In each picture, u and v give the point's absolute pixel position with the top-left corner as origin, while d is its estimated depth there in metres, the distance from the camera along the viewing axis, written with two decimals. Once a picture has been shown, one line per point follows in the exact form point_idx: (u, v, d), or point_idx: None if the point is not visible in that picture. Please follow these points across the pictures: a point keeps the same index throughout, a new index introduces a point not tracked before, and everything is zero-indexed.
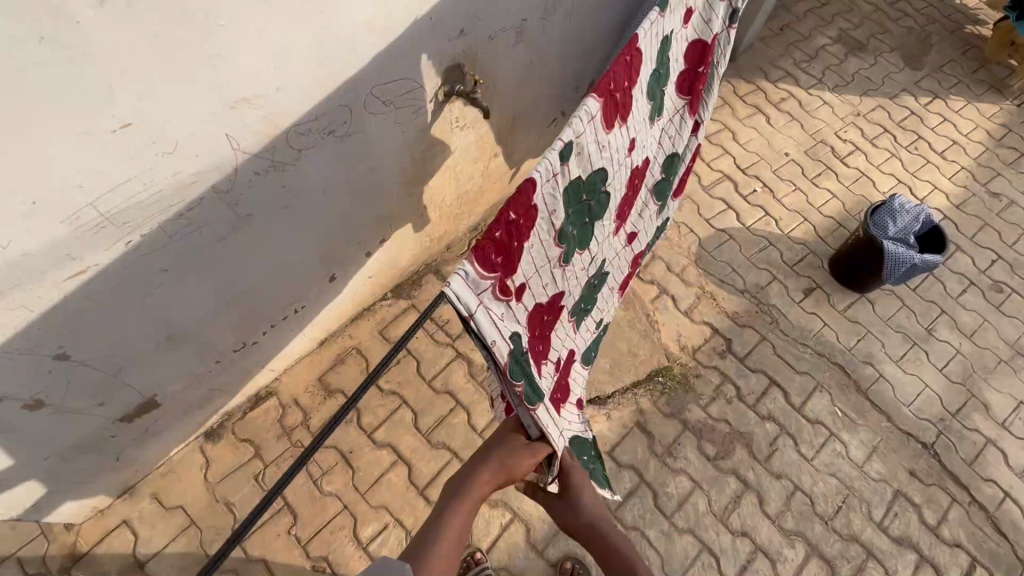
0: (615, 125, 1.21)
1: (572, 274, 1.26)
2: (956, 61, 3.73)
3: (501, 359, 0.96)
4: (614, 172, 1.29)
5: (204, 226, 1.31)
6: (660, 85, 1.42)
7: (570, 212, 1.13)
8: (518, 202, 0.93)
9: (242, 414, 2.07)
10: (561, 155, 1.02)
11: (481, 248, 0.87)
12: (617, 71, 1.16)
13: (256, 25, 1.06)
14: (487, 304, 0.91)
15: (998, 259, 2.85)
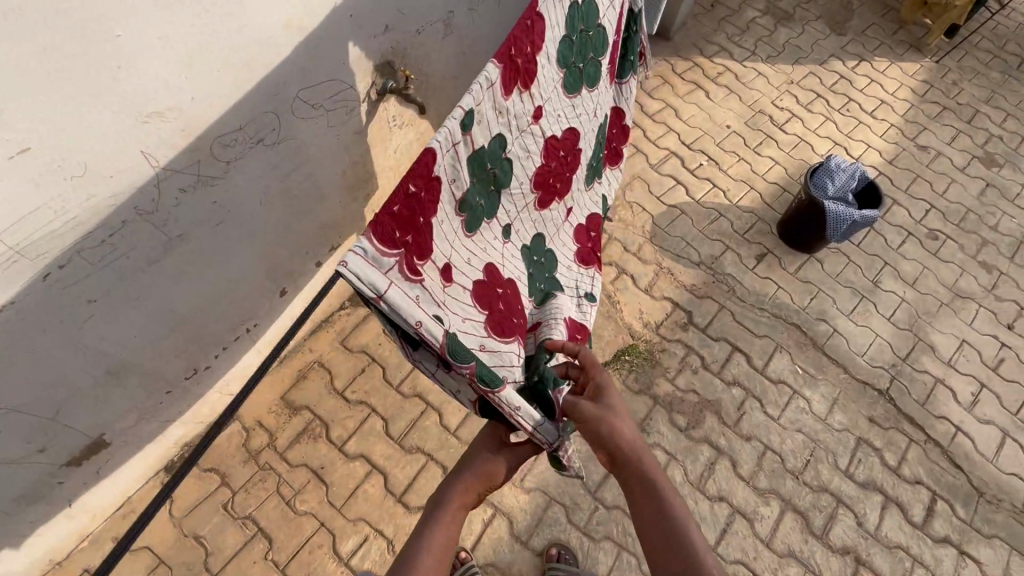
0: (517, 91, 1.16)
1: (487, 244, 1.22)
2: (877, 24, 3.90)
3: (435, 345, 0.94)
4: (522, 140, 1.25)
5: (131, 250, 1.24)
6: (575, 51, 1.37)
7: (474, 180, 1.12)
8: (418, 176, 0.91)
9: (203, 443, 1.99)
10: (461, 124, 1.00)
11: (380, 225, 0.86)
12: (520, 35, 1.12)
13: (158, 32, 1.01)
14: (397, 283, 0.89)
15: (932, 208, 3.00)
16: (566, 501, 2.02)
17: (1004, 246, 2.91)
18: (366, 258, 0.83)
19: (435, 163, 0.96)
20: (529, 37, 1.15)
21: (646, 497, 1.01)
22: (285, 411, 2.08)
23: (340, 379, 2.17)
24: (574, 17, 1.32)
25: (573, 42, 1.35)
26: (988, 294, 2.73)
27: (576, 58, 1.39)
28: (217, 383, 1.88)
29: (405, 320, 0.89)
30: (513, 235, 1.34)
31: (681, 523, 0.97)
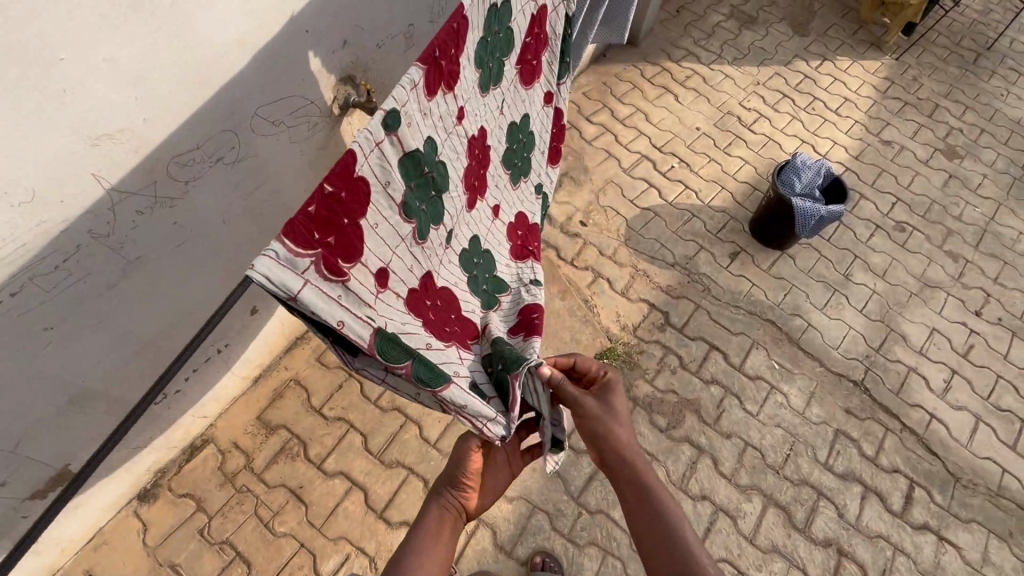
0: (444, 94, 1.12)
1: (433, 250, 1.21)
2: (837, 24, 4.00)
3: (362, 345, 0.93)
4: (452, 142, 1.21)
5: (88, 275, 1.21)
6: (493, 51, 1.34)
7: (410, 185, 1.07)
8: (341, 176, 0.88)
9: (177, 468, 1.95)
10: (385, 126, 0.95)
11: (297, 227, 0.81)
12: (446, 37, 1.08)
13: (104, 54, 1.00)
14: (316, 284, 0.85)
15: (898, 201, 3.07)
16: (549, 508, 2.01)
17: (968, 235, 2.99)
18: (277, 259, 0.79)
19: (360, 164, 0.91)
20: (455, 38, 1.11)
21: (641, 502, 1.20)
22: (262, 431, 2.05)
23: (316, 396, 2.14)
24: (493, 17, 1.28)
25: (490, 43, 1.30)
26: (955, 282, 2.80)
27: (492, 60, 1.35)
28: (189, 405, 1.85)
29: (325, 320, 0.86)
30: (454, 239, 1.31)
31: (677, 526, 1.15)
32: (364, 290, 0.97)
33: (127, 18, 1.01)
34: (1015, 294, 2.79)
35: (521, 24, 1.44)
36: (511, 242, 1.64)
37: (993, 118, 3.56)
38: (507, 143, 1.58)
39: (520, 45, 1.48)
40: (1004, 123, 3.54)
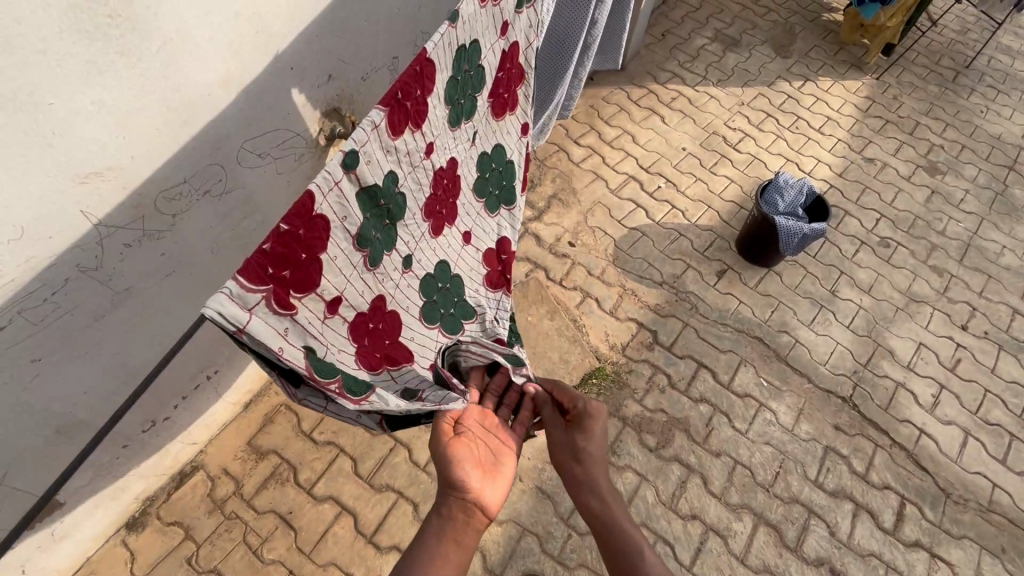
0: (408, 131, 1.18)
1: (386, 275, 1.24)
2: (819, 46, 4.11)
3: (301, 368, 0.96)
4: (416, 175, 1.27)
5: (75, 307, 1.24)
6: (464, 88, 1.40)
7: (367, 216, 1.13)
8: (298, 215, 0.93)
9: (166, 495, 1.95)
10: (343, 166, 1.01)
11: (250, 264, 0.86)
12: (407, 80, 1.13)
13: (92, 98, 1.05)
14: (265, 317, 0.89)
15: (882, 217, 3.12)
16: (539, 531, 2.01)
17: (953, 249, 3.03)
18: (230, 295, 0.83)
19: (317, 203, 0.97)
20: (419, 79, 1.16)
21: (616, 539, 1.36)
22: (252, 456, 2.06)
23: (306, 420, 2.15)
24: (462, 57, 1.34)
25: (460, 82, 1.36)
26: (941, 297, 2.83)
27: (464, 96, 1.41)
28: (179, 432, 1.86)
29: (269, 349, 0.90)
30: (413, 263, 1.34)
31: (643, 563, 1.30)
32: (309, 322, 1.01)
33: (114, 64, 1.06)
34: (1001, 307, 2.82)
35: (491, 61, 1.51)
36: (484, 267, 1.68)
37: (974, 135, 3.63)
38: (479, 173, 1.64)
39: (490, 82, 1.55)
40: (985, 139, 3.62)
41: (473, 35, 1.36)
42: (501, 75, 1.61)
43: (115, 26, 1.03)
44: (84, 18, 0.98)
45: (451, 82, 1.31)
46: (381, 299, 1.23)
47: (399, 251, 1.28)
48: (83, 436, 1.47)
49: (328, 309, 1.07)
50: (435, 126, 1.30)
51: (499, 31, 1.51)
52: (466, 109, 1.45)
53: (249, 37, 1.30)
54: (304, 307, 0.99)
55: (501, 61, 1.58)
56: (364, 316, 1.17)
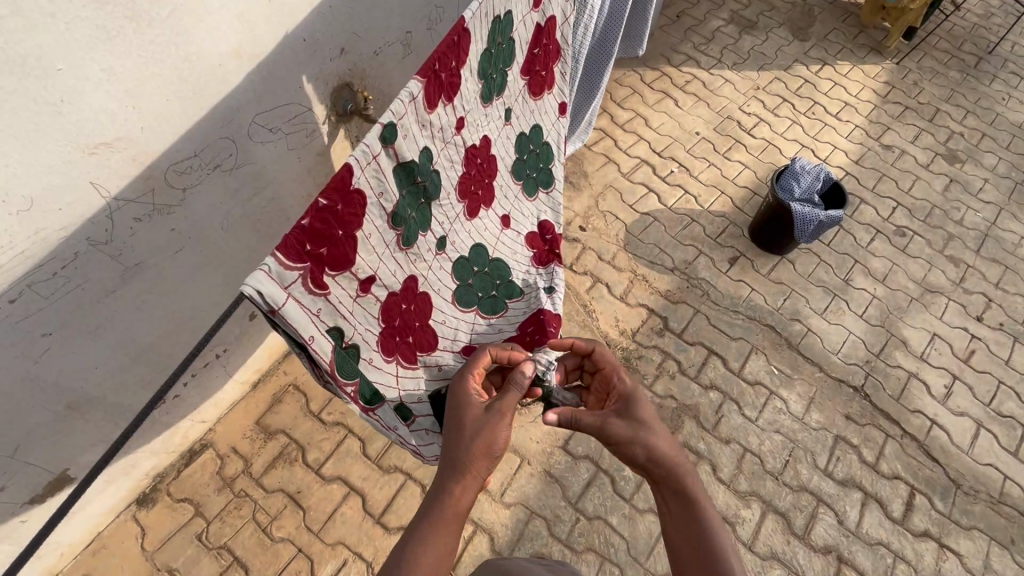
0: (442, 104, 1.23)
1: (419, 257, 1.31)
2: (838, 29, 4.00)
3: (323, 362, 1.05)
4: (448, 151, 1.32)
5: (85, 281, 1.22)
6: (497, 61, 1.41)
7: (403, 193, 1.19)
8: (336, 189, 0.99)
9: (175, 473, 1.96)
10: (382, 138, 1.06)
11: (289, 241, 0.93)
12: (445, 50, 1.17)
13: (100, 65, 1.01)
14: (299, 296, 0.97)
15: (898, 206, 3.06)
16: (547, 514, 2.01)
17: (970, 239, 2.97)
18: (269, 273, 0.90)
19: (356, 177, 1.03)
20: (455, 50, 1.19)
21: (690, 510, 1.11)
22: (260, 435, 2.06)
23: (315, 401, 2.15)
24: (496, 30, 1.35)
25: (493, 54, 1.37)
26: (956, 287, 2.78)
27: (496, 70, 1.42)
28: (189, 410, 1.86)
29: (298, 334, 0.98)
30: (446, 246, 1.41)
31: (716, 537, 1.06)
32: (339, 304, 1.08)
33: (123, 29, 1.02)
34: (1017, 299, 2.78)
35: (523, 35, 1.51)
36: (532, 248, 1.73)
37: (994, 123, 3.55)
38: (517, 154, 1.67)
39: (523, 56, 1.54)
40: (1006, 128, 3.53)
41: (507, 6, 1.36)
42: (534, 50, 1.60)
43: None
44: None
45: (483, 54, 1.33)
46: (413, 280, 1.30)
47: (433, 232, 1.35)
48: (92, 412, 1.46)
49: (363, 289, 1.15)
50: (466, 102, 1.33)
51: (533, 5, 1.50)
52: (497, 85, 1.46)
53: (260, 5, 1.25)
54: (335, 288, 1.06)
55: (534, 36, 1.57)
56: (398, 296, 1.25)
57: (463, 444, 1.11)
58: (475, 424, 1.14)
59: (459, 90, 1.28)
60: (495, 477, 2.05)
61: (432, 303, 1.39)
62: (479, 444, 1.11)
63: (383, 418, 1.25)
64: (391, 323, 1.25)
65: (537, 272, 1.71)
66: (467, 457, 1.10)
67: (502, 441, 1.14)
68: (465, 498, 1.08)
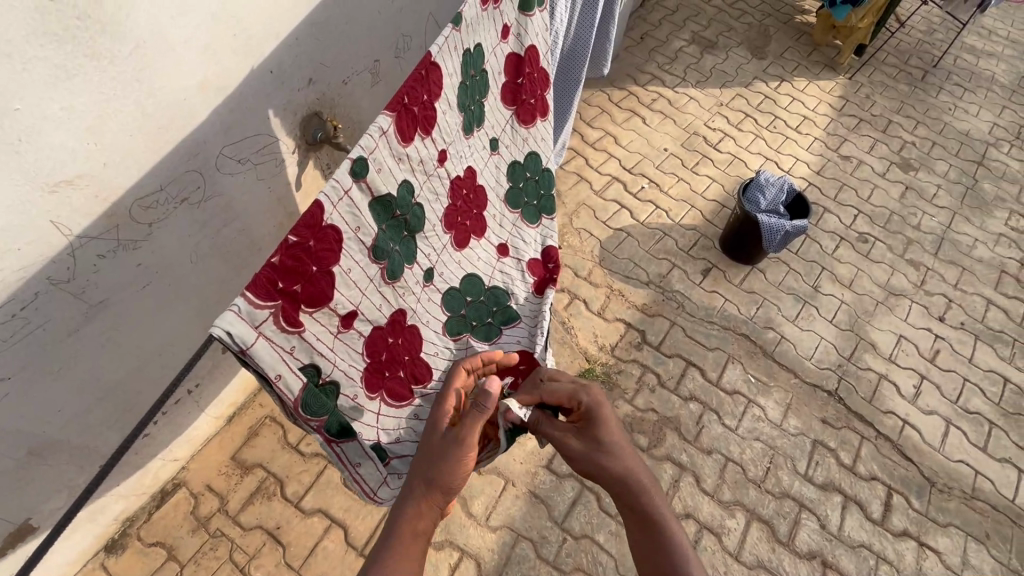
0: (418, 137, 1.24)
1: (407, 290, 1.34)
2: (793, 47, 4.19)
3: (289, 398, 1.03)
4: (430, 183, 1.35)
5: (47, 322, 1.18)
6: (473, 93, 1.44)
7: (383, 227, 1.20)
8: (307, 226, 0.99)
9: (146, 516, 1.88)
10: (352, 173, 1.06)
11: (259, 280, 0.93)
12: (414, 85, 1.18)
13: (59, 103, 1.00)
14: (270, 335, 0.97)
15: (860, 213, 3.18)
16: (533, 536, 1.99)
17: (928, 243, 3.10)
18: (238, 313, 0.90)
19: (328, 214, 1.03)
20: (425, 84, 1.21)
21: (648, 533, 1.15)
22: (236, 471, 2.00)
23: (293, 432, 2.10)
24: (468, 62, 1.37)
25: (469, 87, 1.41)
26: (918, 289, 2.89)
27: (474, 102, 1.46)
28: (159, 448, 1.80)
29: (266, 372, 0.97)
30: (435, 277, 1.44)
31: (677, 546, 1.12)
32: (313, 342, 1.08)
33: (84, 67, 1.02)
34: (975, 298, 2.90)
35: (497, 66, 1.54)
36: (532, 274, 1.75)
37: (944, 131, 3.74)
38: (510, 183, 1.72)
39: (498, 87, 1.58)
40: (954, 136, 3.72)
41: (478, 38, 1.39)
42: (507, 79, 1.61)
43: (83, 28, 0.99)
44: (52, 19, 0.94)
45: (457, 86, 1.35)
46: (401, 313, 1.33)
47: (418, 263, 1.37)
48: (57, 457, 1.40)
49: (346, 325, 1.17)
50: (443, 135, 1.35)
51: (504, 36, 1.53)
52: (475, 115, 1.48)
53: (226, 41, 1.26)
54: (308, 326, 1.06)
55: (510, 66, 1.60)
56: (386, 330, 1.29)
57: (421, 473, 1.13)
58: (436, 453, 1.14)
59: (432, 123, 1.29)
60: (479, 501, 2.03)
61: (420, 335, 1.42)
62: (437, 474, 1.12)
63: (346, 453, 1.23)
64: (380, 356, 1.28)
65: (533, 299, 1.72)
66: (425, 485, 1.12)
67: (461, 470, 1.15)
68: (424, 522, 1.12)
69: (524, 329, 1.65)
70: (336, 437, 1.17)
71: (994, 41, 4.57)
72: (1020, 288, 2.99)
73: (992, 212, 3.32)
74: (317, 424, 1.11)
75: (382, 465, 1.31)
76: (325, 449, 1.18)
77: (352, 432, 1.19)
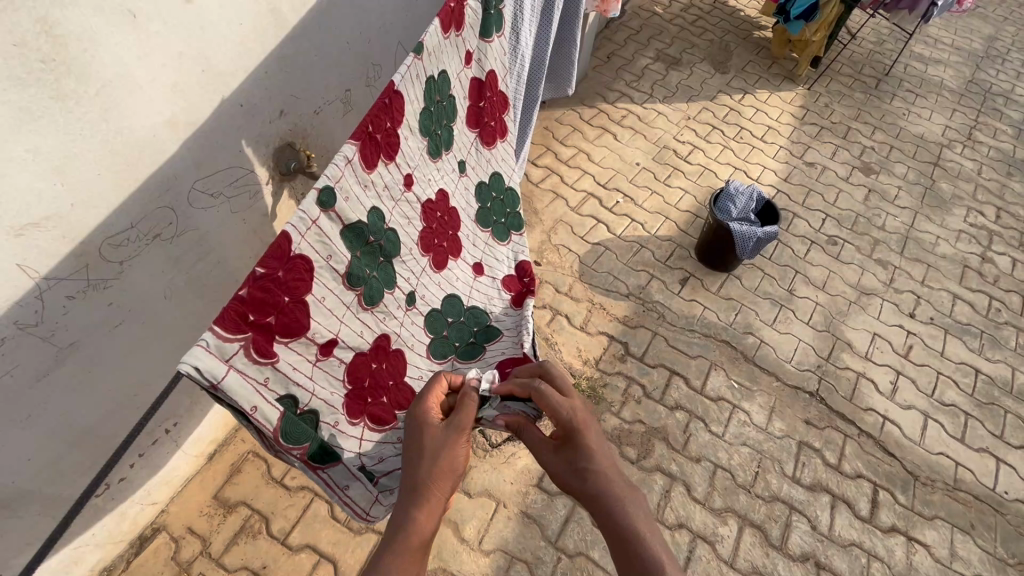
0: (385, 164, 1.26)
1: (386, 314, 1.34)
2: (753, 61, 4.36)
3: (269, 429, 1.01)
4: (401, 208, 1.35)
5: (13, 369, 1.15)
6: (438, 118, 1.47)
7: (357, 253, 1.21)
8: (275, 257, 0.99)
9: (125, 564, 1.81)
10: (320, 203, 1.07)
11: (226, 314, 0.92)
12: (379, 113, 1.20)
13: (25, 145, 0.99)
14: (241, 367, 0.96)
15: (827, 217, 3.29)
16: (528, 557, 1.96)
17: (894, 243, 3.21)
18: (207, 347, 0.89)
19: (295, 244, 1.03)
20: (389, 111, 1.23)
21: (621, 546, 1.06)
22: (219, 510, 1.94)
23: (277, 466, 2.05)
24: (432, 89, 1.40)
25: (433, 112, 1.43)
26: (888, 288, 2.98)
27: (440, 126, 1.48)
28: (137, 493, 1.74)
29: (240, 404, 0.96)
30: (415, 301, 1.44)
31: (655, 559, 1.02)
32: (287, 371, 1.07)
33: (49, 109, 1.01)
34: (942, 293, 3.01)
35: (460, 92, 1.57)
36: (509, 290, 1.78)
37: (900, 135, 3.90)
38: (480, 203, 1.75)
39: (465, 111, 1.62)
40: (910, 139, 3.89)
41: (441, 66, 1.42)
42: (470, 104, 1.65)
43: (48, 70, 0.99)
44: (17, 63, 0.94)
45: (420, 113, 1.37)
46: (381, 339, 1.33)
47: (396, 288, 1.37)
48: (27, 508, 1.35)
49: (322, 353, 1.16)
50: (409, 160, 1.36)
51: (467, 62, 1.56)
52: (442, 139, 1.51)
53: (194, 77, 1.27)
54: (280, 356, 1.05)
55: (474, 91, 1.64)
56: (367, 357, 1.29)
57: (424, 464, 1.10)
58: (435, 445, 1.11)
59: (396, 150, 1.30)
60: (471, 526, 2.00)
61: (404, 360, 1.41)
62: (440, 466, 1.10)
63: (333, 477, 1.22)
64: (364, 383, 1.29)
65: (510, 313, 1.72)
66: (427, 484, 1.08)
67: (461, 457, 1.14)
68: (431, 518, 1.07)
69: (508, 341, 1.63)
70: (324, 464, 1.16)
71: (940, 49, 4.82)
72: (983, 281, 3.11)
73: (950, 209, 3.46)
74: (299, 452, 1.09)
75: (371, 485, 1.32)
76: (314, 476, 1.17)
77: (338, 455, 1.19)
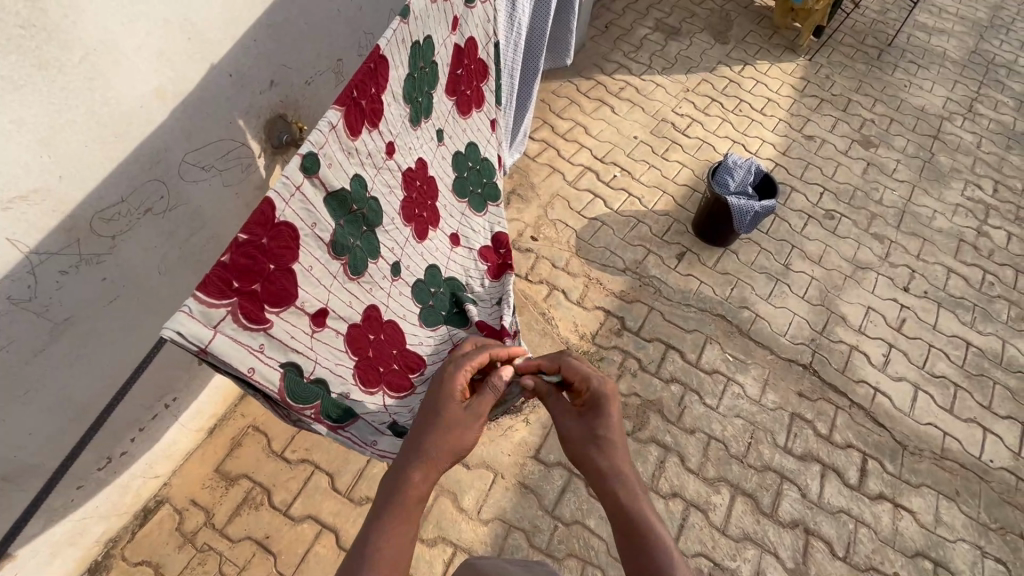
0: (366, 130, 1.24)
1: (374, 284, 1.33)
2: (754, 31, 4.27)
3: (272, 391, 1.05)
4: (382, 176, 1.33)
5: (7, 344, 1.14)
6: (421, 85, 1.43)
7: (341, 222, 1.19)
8: (259, 224, 0.98)
9: (131, 535, 1.85)
10: (303, 169, 1.05)
11: (211, 281, 0.91)
12: (363, 78, 1.18)
13: (9, 115, 0.97)
14: (231, 332, 0.96)
15: (825, 191, 3.27)
16: (525, 525, 2.01)
17: (891, 217, 3.21)
18: (189, 314, 0.89)
19: (280, 211, 1.02)
20: (374, 77, 1.21)
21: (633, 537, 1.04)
22: (221, 483, 1.97)
23: (277, 440, 2.07)
24: (416, 54, 1.36)
25: (416, 79, 1.39)
26: (883, 262, 2.99)
27: (421, 94, 1.45)
28: (138, 466, 1.77)
29: (239, 369, 0.97)
30: (401, 270, 1.43)
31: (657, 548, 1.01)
32: (283, 337, 1.08)
33: (32, 78, 0.98)
34: (937, 267, 3.02)
35: (445, 58, 1.53)
36: (485, 262, 1.80)
37: (900, 108, 3.85)
38: (456, 173, 1.71)
39: (445, 78, 1.56)
40: (911, 112, 3.84)
41: (427, 31, 1.38)
42: (451, 72, 1.59)
43: (27, 36, 0.95)
44: None
45: (404, 79, 1.33)
46: (372, 309, 1.32)
47: (380, 258, 1.36)
48: (32, 481, 1.36)
49: (318, 323, 1.16)
50: (389, 126, 1.33)
51: (453, 27, 1.52)
52: (423, 107, 1.48)
53: (180, 45, 1.23)
54: (273, 322, 1.05)
55: (456, 58, 1.59)
56: (363, 328, 1.29)
57: (433, 437, 1.13)
58: (452, 421, 1.15)
59: (378, 116, 1.27)
60: (470, 496, 2.04)
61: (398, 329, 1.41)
62: (449, 441, 1.13)
63: (359, 434, 1.29)
64: (370, 355, 1.31)
65: (491, 285, 1.79)
66: (432, 455, 1.11)
67: (472, 436, 1.18)
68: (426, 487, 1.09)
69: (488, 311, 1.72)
70: (338, 422, 1.22)
71: (945, 19, 4.72)
72: (977, 255, 3.12)
73: (948, 183, 3.45)
74: (311, 411, 1.14)
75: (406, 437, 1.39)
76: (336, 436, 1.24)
77: (355, 413, 1.25)
